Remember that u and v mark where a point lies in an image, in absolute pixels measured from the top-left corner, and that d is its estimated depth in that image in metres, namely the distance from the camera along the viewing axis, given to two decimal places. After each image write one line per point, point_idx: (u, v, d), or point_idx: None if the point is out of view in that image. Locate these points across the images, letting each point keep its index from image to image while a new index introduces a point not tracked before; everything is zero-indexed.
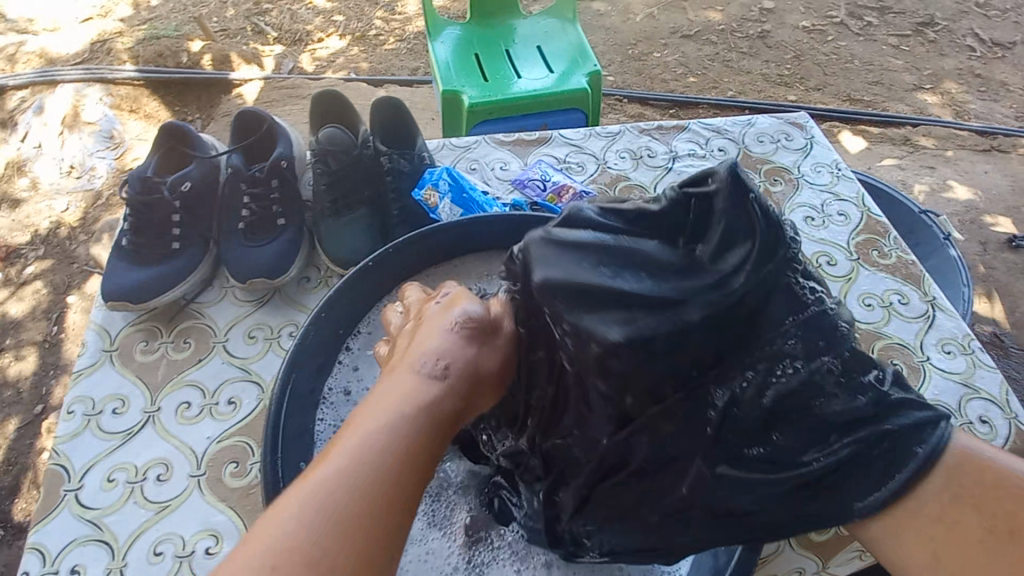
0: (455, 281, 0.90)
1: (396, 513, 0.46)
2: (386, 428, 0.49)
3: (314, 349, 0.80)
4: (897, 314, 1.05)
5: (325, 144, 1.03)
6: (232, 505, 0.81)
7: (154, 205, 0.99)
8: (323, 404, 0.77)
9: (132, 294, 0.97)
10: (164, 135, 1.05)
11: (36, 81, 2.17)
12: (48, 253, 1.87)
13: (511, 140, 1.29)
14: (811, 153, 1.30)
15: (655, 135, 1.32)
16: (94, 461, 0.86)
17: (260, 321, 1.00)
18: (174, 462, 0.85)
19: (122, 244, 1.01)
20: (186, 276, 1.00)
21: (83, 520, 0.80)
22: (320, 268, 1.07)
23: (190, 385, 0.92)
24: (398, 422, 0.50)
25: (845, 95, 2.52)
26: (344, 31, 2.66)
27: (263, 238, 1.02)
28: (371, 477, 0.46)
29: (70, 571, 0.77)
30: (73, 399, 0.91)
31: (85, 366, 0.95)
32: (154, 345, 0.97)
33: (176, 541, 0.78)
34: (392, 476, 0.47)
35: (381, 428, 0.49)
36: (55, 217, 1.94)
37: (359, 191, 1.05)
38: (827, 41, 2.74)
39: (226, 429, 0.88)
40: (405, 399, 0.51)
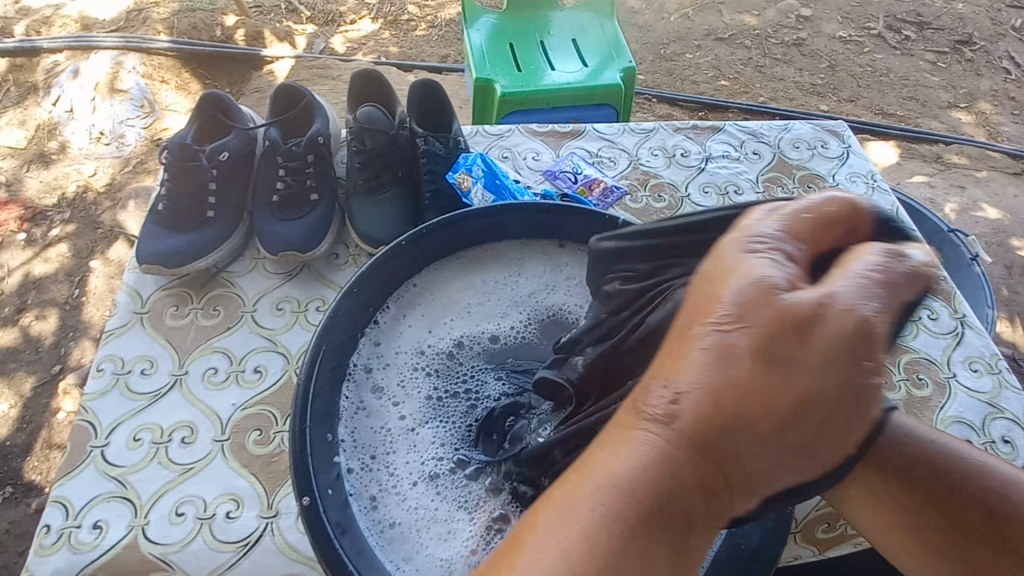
0: (482, 268, 0.91)
1: (663, 545, 0.35)
2: (658, 428, 0.37)
3: (343, 326, 0.79)
4: (926, 329, 1.03)
5: (362, 123, 1.03)
6: (254, 472, 0.82)
7: (191, 173, 1.00)
8: (348, 381, 0.79)
9: (165, 259, 0.98)
10: (204, 104, 1.06)
11: (71, 46, 2.19)
12: (74, 217, 1.90)
13: (544, 130, 1.28)
14: (847, 163, 1.28)
15: (689, 134, 1.31)
16: (122, 419, 0.87)
17: (287, 294, 1.01)
18: (199, 426, 0.86)
19: (158, 209, 1.02)
20: (218, 244, 1.01)
21: (109, 477, 0.82)
22: (349, 246, 1.07)
23: (217, 352, 0.94)
24: (669, 417, 0.37)
25: (878, 108, 2.48)
26: (376, 14, 2.66)
27: (295, 212, 1.03)
28: (628, 497, 0.35)
29: (94, 525, 0.78)
30: (102, 357, 0.93)
31: (115, 327, 0.96)
32: (183, 310, 0.98)
33: (198, 503, 0.80)
34: (656, 494, 0.35)
35: (646, 448, 0.36)
36: (83, 182, 1.97)
37: (393, 171, 1.05)
38: (863, 53, 2.69)
39: (251, 397, 0.89)
40: (684, 382, 0.37)
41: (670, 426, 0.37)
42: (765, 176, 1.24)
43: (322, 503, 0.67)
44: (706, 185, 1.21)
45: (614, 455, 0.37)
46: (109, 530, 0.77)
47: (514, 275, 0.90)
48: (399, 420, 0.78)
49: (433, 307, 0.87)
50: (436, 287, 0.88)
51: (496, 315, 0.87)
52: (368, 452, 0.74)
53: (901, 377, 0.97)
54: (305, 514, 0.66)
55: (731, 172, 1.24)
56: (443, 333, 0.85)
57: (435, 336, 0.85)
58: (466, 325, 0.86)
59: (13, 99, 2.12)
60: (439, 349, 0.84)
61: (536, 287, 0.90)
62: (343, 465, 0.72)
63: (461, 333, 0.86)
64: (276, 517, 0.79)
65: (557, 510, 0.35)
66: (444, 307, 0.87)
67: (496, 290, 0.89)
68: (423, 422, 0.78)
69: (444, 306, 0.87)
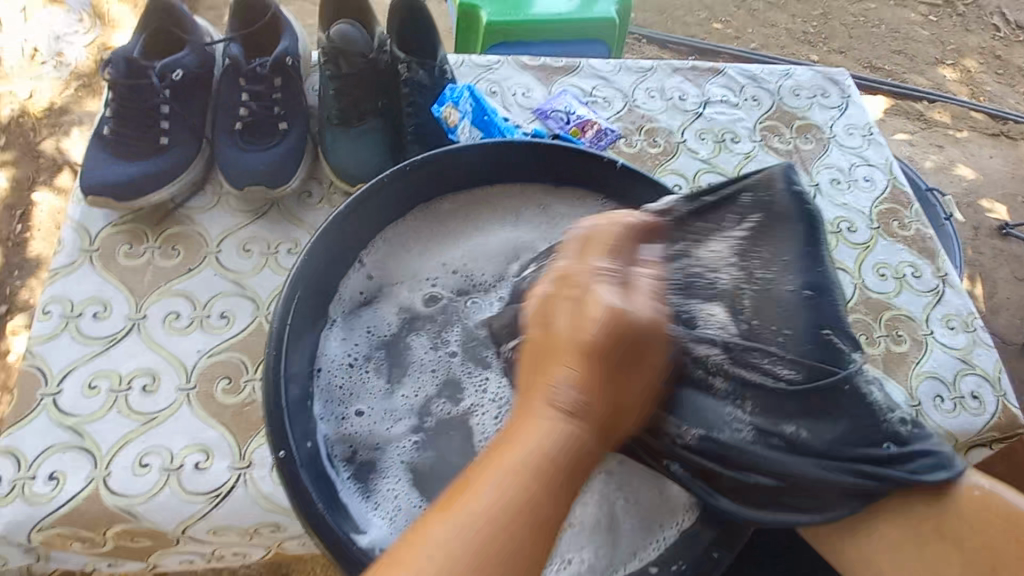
0: (477, 210, 0.84)
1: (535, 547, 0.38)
2: (557, 407, 0.43)
3: (320, 268, 0.73)
4: (909, 287, 1.04)
5: (337, 43, 0.91)
6: (224, 422, 0.78)
7: (140, 91, 0.89)
8: (324, 328, 0.74)
9: (115, 190, 0.87)
10: (151, 10, 0.92)
11: None
12: (9, 144, 1.71)
13: (535, 64, 1.18)
14: (846, 114, 1.24)
15: (688, 75, 1.23)
16: (74, 366, 0.80)
17: (254, 234, 0.93)
18: (161, 373, 0.80)
19: (102, 133, 0.91)
20: (176, 176, 0.91)
21: (63, 427, 0.76)
22: (322, 183, 0.98)
23: (178, 295, 0.86)
24: (567, 399, 0.43)
25: (867, 62, 2.42)
26: None
27: (262, 143, 0.93)
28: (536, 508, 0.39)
29: (49, 476, 0.72)
30: (48, 298, 0.84)
31: (61, 265, 0.87)
32: (138, 250, 0.89)
33: (164, 454, 0.75)
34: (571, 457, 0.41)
35: (564, 432, 0.42)
36: (17, 104, 1.76)
37: (373, 102, 0.95)
38: (856, 1, 2.60)
39: (218, 343, 0.83)
40: (575, 369, 0.44)
41: (572, 414, 0.43)
42: (762, 125, 1.19)
43: (300, 456, 0.63)
44: (703, 132, 1.15)
45: (534, 427, 0.42)
46: (66, 481, 0.72)
47: (509, 219, 0.83)
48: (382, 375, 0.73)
49: (415, 256, 0.80)
50: (421, 232, 0.81)
51: (479, 260, 0.80)
52: (346, 408, 0.71)
53: (881, 333, 0.98)
54: (282, 468, 0.61)
55: (729, 119, 1.18)
56: (423, 280, 0.79)
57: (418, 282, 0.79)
58: (447, 269, 0.80)
59: None
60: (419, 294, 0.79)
61: (530, 236, 0.83)
62: (323, 426, 0.68)
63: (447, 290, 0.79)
64: (250, 468, 0.75)
65: (499, 472, 0.39)
66: (430, 257, 0.81)
67: (485, 240, 0.82)
68: (413, 378, 0.73)
69: (426, 252, 0.81)
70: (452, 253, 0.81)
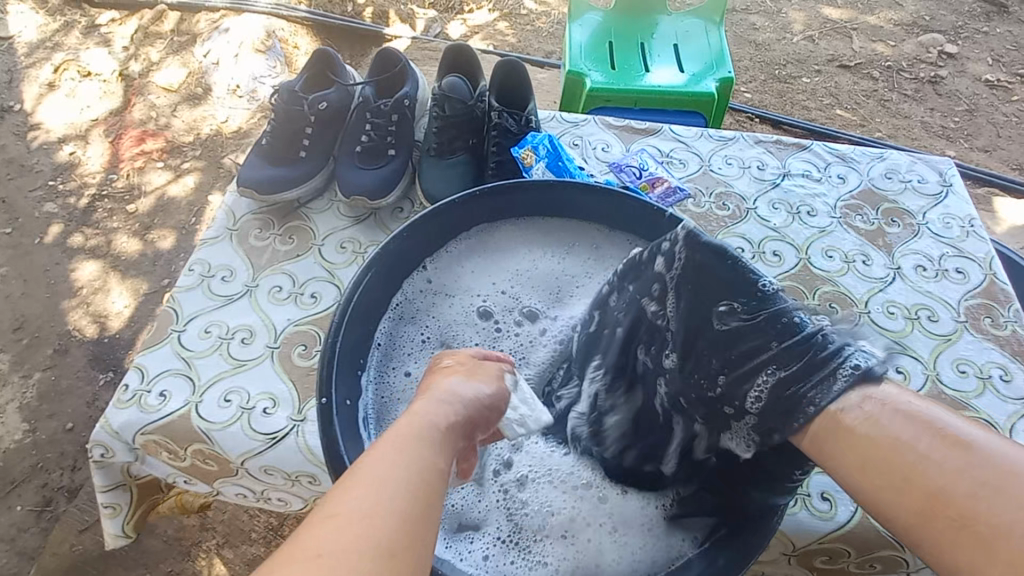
0: (532, 245, 0.97)
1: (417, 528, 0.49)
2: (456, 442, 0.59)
3: (394, 259, 0.87)
4: (994, 390, 0.94)
5: (445, 91, 1.13)
6: (293, 379, 0.93)
7: (293, 115, 1.14)
8: (386, 313, 0.87)
9: (258, 186, 1.11)
10: (316, 59, 1.20)
11: (230, 8, 2.55)
12: (203, 155, 2.17)
13: (620, 125, 1.30)
14: (944, 203, 1.18)
15: (769, 148, 1.26)
16: (198, 313, 1.01)
17: (352, 235, 1.11)
18: (257, 331, 0.98)
19: (261, 144, 1.17)
20: (305, 181, 1.13)
21: (179, 357, 0.96)
22: (414, 202, 1.16)
23: (285, 273, 1.06)
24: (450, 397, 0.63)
25: (1016, 163, 2.20)
26: (494, 6, 2.75)
27: (373, 164, 1.14)
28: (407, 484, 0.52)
29: (160, 393, 0.92)
30: (194, 260, 1.07)
31: (209, 237, 1.11)
32: (265, 234, 1.11)
33: (243, 395, 0.91)
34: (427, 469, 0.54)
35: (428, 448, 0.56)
36: (216, 126, 2.25)
37: (465, 140, 1.13)
38: (1010, 101, 2.40)
39: (304, 316, 1.00)
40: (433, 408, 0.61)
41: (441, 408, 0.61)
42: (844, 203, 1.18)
43: (338, 408, 0.75)
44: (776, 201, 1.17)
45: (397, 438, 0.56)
46: (171, 399, 0.91)
47: (558, 254, 0.96)
48: (421, 364, 0.85)
49: (473, 272, 0.93)
50: (481, 252, 0.95)
51: (522, 285, 0.94)
52: (386, 379, 0.83)
53: None
54: (321, 412, 0.74)
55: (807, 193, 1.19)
56: (472, 293, 0.92)
57: (468, 295, 0.92)
58: (494, 290, 0.93)
59: (175, 48, 2.48)
60: (466, 305, 0.91)
61: (573, 273, 0.95)
62: (365, 387, 0.80)
63: (496, 310, 0.91)
64: (302, 422, 0.88)
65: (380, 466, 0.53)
66: (486, 277, 0.93)
67: (529, 267, 0.95)
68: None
69: (482, 270, 0.94)
70: (499, 277, 0.94)
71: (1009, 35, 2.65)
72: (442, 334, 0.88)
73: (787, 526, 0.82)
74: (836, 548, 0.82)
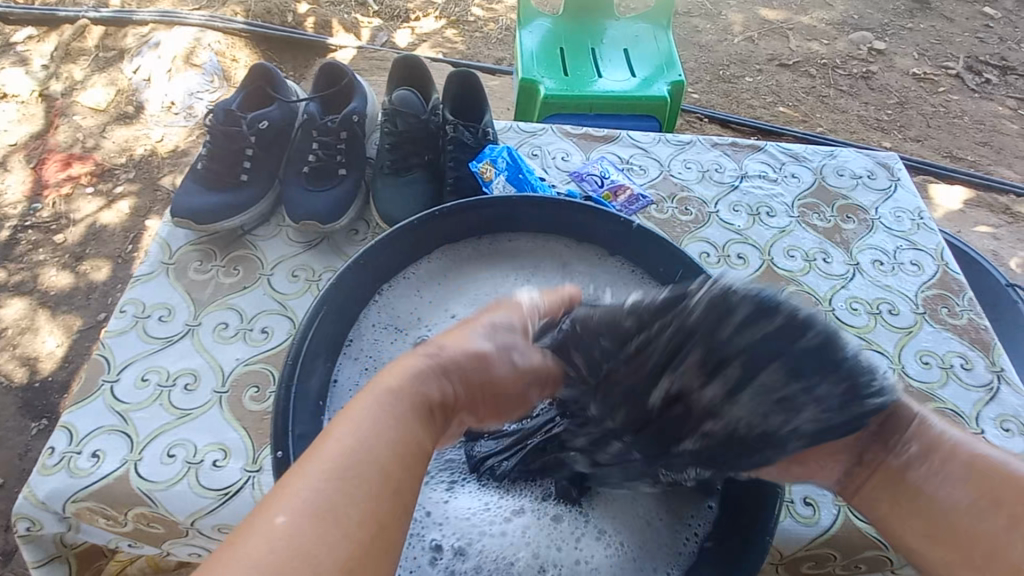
0: (490, 259, 0.91)
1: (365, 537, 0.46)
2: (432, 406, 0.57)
3: (347, 293, 0.81)
4: (957, 379, 0.97)
5: (395, 105, 1.07)
6: (245, 426, 0.85)
7: (231, 136, 1.06)
8: (344, 348, 0.80)
9: (196, 215, 1.03)
10: (252, 74, 1.11)
11: (159, 21, 2.40)
12: (138, 177, 2.02)
13: (577, 133, 1.27)
14: (894, 197, 1.21)
15: (726, 150, 1.27)
16: (133, 359, 0.91)
17: (304, 263, 1.04)
18: (202, 375, 0.89)
19: (196, 168, 1.08)
20: (248, 207, 1.05)
21: (113, 411, 0.86)
22: (369, 223, 1.10)
23: (230, 307, 0.97)
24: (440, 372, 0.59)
25: (946, 151, 2.33)
26: (441, 13, 2.70)
27: (323, 185, 1.07)
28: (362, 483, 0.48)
29: (92, 453, 0.82)
30: (126, 300, 0.98)
31: (142, 273, 1.02)
32: (206, 266, 1.02)
33: (189, 447, 0.82)
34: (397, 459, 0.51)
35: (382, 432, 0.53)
36: (150, 146, 2.08)
37: (420, 156, 1.07)
38: (936, 92, 2.54)
39: (254, 354, 0.92)
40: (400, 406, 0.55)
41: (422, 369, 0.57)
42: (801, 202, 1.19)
43: (296, 460, 0.69)
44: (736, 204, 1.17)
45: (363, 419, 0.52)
46: (105, 460, 0.81)
47: (519, 264, 0.90)
48: None
49: (428, 299, 0.86)
50: (440, 273, 0.89)
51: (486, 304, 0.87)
52: None
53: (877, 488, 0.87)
54: (278, 466, 0.68)
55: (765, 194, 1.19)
56: (433, 317, 0.85)
57: (427, 320, 0.85)
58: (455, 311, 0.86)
59: (100, 65, 2.31)
60: (427, 330, 0.84)
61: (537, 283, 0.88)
62: None
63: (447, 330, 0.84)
64: (258, 472, 0.81)
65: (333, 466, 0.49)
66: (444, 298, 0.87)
67: (492, 284, 0.89)
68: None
69: (441, 290, 0.87)
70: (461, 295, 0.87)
71: (930, 31, 2.81)
72: None
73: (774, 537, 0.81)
74: (821, 553, 0.82)
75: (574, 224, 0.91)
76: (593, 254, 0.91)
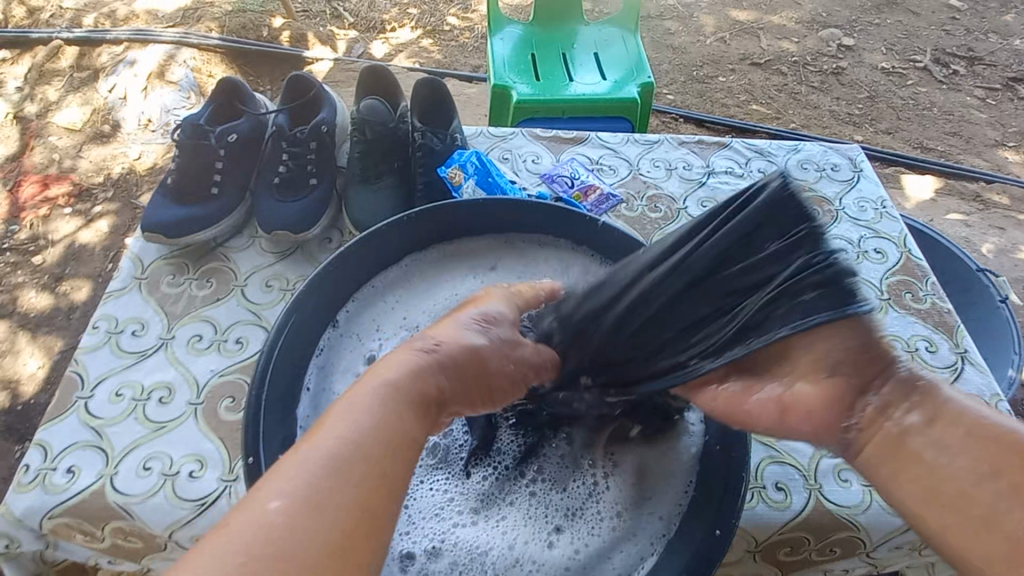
0: (456, 266, 0.92)
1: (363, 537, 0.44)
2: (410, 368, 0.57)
3: (313, 302, 0.82)
4: (921, 362, 1.00)
5: (363, 114, 1.08)
6: (221, 436, 0.85)
7: (200, 150, 1.07)
8: (315, 355, 0.82)
9: (167, 229, 1.03)
10: (221, 89, 1.12)
11: (133, 39, 2.40)
12: (116, 196, 2.00)
13: (548, 136, 1.29)
14: (857, 187, 1.25)
15: (693, 148, 1.29)
16: (107, 374, 0.91)
17: (278, 273, 1.04)
18: (177, 388, 0.90)
19: (167, 184, 1.09)
20: (219, 219, 1.05)
21: (87, 427, 0.86)
22: (343, 231, 1.11)
23: (204, 319, 0.97)
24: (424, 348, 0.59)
25: (916, 142, 2.38)
26: (417, 23, 2.72)
27: (295, 195, 1.07)
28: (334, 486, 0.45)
29: (67, 469, 0.82)
30: (100, 316, 0.98)
31: (116, 288, 1.02)
32: (179, 279, 1.03)
33: (165, 460, 0.83)
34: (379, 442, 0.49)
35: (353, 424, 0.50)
36: (128, 164, 2.07)
37: (390, 163, 1.09)
38: (905, 85, 2.60)
39: (229, 365, 0.92)
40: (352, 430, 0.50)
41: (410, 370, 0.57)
42: None
43: (266, 465, 0.70)
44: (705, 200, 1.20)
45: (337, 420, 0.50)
46: (80, 475, 0.81)
47: (485, 270, 0.92)
48: None
49: (397, 307, 0.87)
50: (406, 283, 0.90)
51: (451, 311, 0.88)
52: None
53: None
54: (249, 472, 0.69)
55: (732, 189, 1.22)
56: (396, 328, 0.86)
57: (391, 331, 0.85)
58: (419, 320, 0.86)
59: (75, 84, 2.29)
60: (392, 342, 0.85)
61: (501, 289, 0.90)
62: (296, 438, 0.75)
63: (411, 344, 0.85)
64: (235, 481, 0.81)
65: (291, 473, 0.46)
66: (411, 307, 0.88)
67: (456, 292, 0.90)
68: None
69: (408, 299, 0.89)
70: (425, 306, 0.88)
71: (897, 26, 2.88)
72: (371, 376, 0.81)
73: (747, 522, 0.82)
74: (795, 537, 0.84)
75: (541, 225, 0.93)
76: (560, 250, 0.92)
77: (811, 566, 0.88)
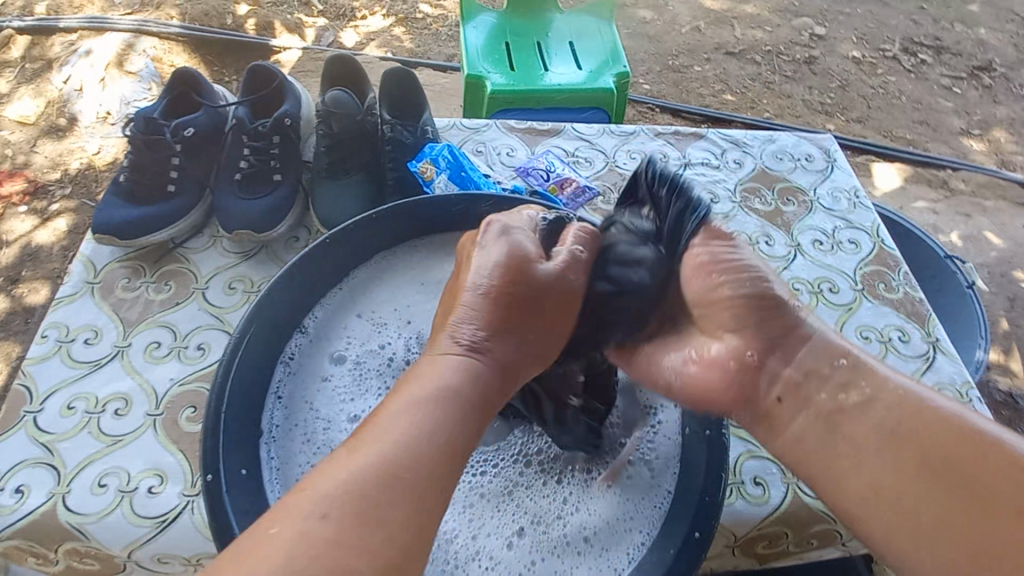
0: (421, 267, 0.89)
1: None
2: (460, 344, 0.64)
3: (277, 309, 0.78)
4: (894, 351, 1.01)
5: (329, 106, 1.03)
6: (183, 449, 0.81)
7: (154, 145, 1.01)
8: (281, 364, 0.78)
9: (119, 229, 0.97)
10: (175, 80, 1.06)
11: (87, 27, 2.27)
12: (74, 192, 1.91)
13: (522, 127, 1.26)
14: (831, 177, 1.25)
15: (670, 139, 1.28)
16: (57, 386, 0.86)
17: (243, 274, 1.00)
18: (134, 399, 0.85)
19: (119, 182, 1.03)
20: (177, 219, 1.00)
21: (36, 443, 0.81)
22: (311, 229, 1.06)
23: (163, 325, 0.92)
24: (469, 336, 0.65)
25: (887, 131, 2.41)
26: (388, 11, 2.64)
27: (258, 192, 1.03)
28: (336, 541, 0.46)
29: (15, 490, 0.77)
30: (48, 324, 0.92)
31: (66, 294, 0.96)
32: (135, 283, 0.97)
33: (122, 476, 0.78)
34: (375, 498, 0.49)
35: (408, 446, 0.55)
36: (86, 159, 1.97)
37: (358, 157, 1.05)
38: (875, 74, 2.63)
39: (190, 372, 0.88)
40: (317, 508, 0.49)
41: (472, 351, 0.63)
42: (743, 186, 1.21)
43: (230, 480, 0.67)
44: None
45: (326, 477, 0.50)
46: (29, 496, 0.76)
47: (457, 270, 0.89)
48: (320, 426, 0.75)
49: (362, 311, 0.84)
50: (370, 286, 0.86)
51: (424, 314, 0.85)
52: (288, 442, 0.73)
53: None
54: (208, 489, 0.66)
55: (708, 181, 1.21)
56: (362, 335, 0.82)
57: (355, 338, 0.82)
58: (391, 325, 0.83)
59: (26, 75, 2.17)
60: (358, 350, 0.81)
61: None
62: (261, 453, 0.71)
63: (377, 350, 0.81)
64: (198, 496, 0.77)
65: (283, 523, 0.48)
66: (379, 311, 0.84)
67: (427, 294, 0.86)
68: (332, 431, 0.74)
69: (375, 302, 0.85)
70: (393, 313, 0.84)
71: (867, 15, 2.90)
72: (335, 389, 0.78)
73: (726, 518, 0.82)
74: (774, 531, 0.84)
75: None
76: None
77: (789, 557, 0.88)
